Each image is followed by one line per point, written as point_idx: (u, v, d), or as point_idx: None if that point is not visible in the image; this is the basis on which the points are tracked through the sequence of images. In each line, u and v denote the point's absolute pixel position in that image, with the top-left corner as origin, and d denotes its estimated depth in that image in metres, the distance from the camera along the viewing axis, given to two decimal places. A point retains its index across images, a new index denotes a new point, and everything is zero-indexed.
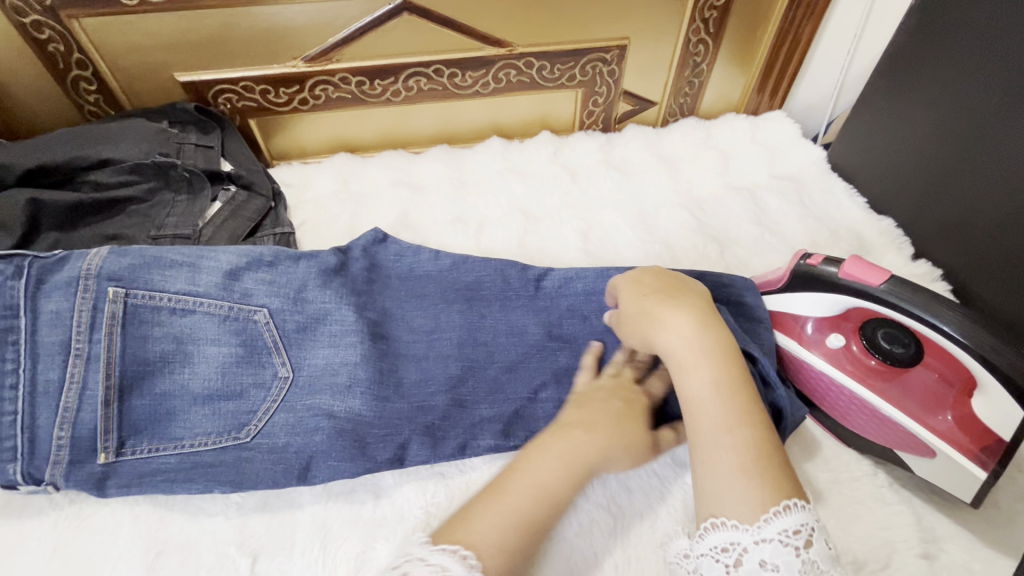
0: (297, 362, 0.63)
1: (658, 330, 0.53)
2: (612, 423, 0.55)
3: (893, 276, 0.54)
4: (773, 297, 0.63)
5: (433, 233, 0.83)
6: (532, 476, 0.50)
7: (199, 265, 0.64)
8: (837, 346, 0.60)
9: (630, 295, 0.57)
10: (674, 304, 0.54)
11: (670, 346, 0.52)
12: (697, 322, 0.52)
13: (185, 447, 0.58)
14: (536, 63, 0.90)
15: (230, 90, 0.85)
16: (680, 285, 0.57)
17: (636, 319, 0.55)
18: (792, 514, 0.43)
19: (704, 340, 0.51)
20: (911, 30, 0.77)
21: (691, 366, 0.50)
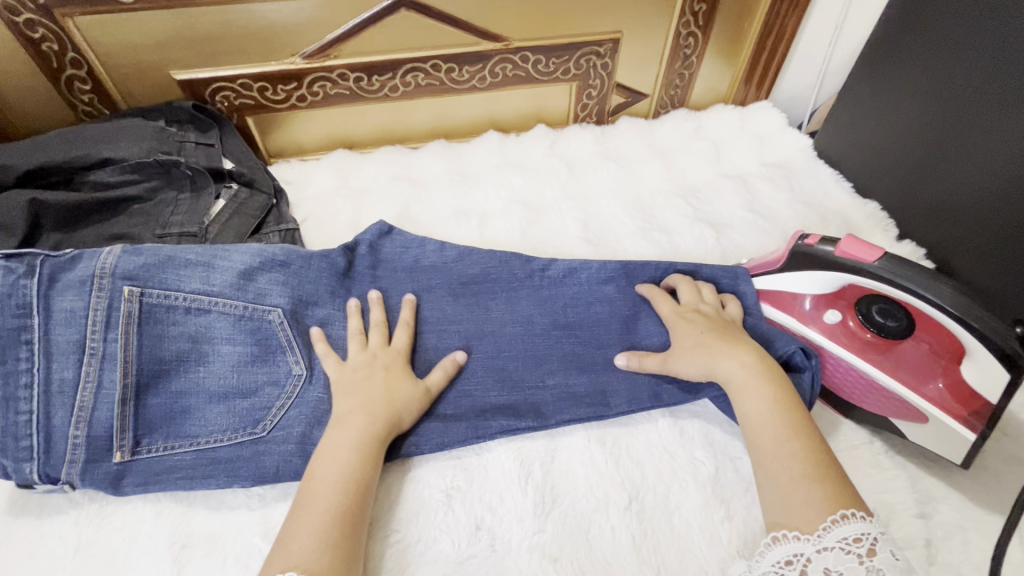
0: (312, 360, 0.64)
1: (717, 360, 0.58)
2: (379, 395, 0.59)
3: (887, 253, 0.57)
4: (772, 278, 0.66)
5: (436, 226, 0.84)
6: (328, 473, 0.53)
7: (213, 264, 0.64)
8: (834, 322, 0.64)
9: (683, 334, 0.62)
10: (730, 337, 0.59)
11: (733, 375, 0.57)
12: (754, 352, 0.58)
13: (200, 444, 0.59)
14: (532, 57, 0.91)
15: (228, 87, 0.84)
16: (728, 323, 0.62)
17: (693, 349, 0.60)
18: (849, 522, 0.45)
19: (759, 367, 0.57)
20: (892, 20, 0.80)
21: (752, 389, 0.55)
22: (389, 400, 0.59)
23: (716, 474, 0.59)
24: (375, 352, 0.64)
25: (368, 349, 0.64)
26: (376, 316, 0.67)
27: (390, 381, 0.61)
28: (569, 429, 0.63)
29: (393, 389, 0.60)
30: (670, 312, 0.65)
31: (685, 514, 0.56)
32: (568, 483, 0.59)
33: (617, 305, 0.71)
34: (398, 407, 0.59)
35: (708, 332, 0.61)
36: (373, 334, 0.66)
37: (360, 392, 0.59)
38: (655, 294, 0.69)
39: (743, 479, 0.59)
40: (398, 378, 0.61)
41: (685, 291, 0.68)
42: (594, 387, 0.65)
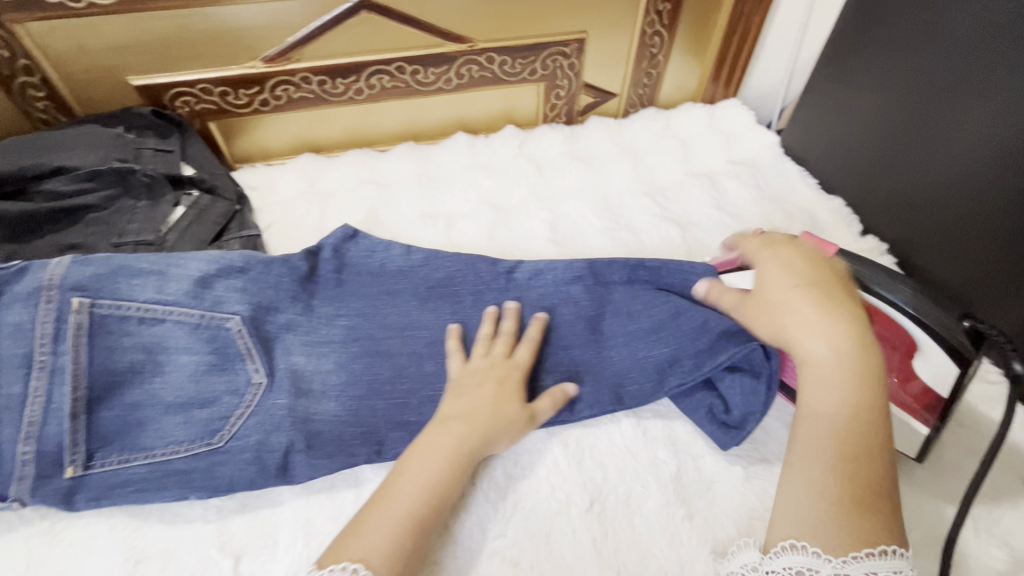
0: (272, 368, 0.63)
1: (810, 335, 0.51)
2: (484, 408, 0.58)
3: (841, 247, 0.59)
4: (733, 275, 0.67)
5: (403, 230, 0.83)
6: (415, 476, 0.53)
7: (167, 272, 0.63)
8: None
9: (775, 281, 0.55)
10: (832, 311, 0.51)
11: (819, 357, 0.50)
12: (855, 338, 0.50)
13: (156, 457, 0.57)
14: (497, 58, 0.91)
15: (188, 92, 0.83)
16: (836, 290, 0.53)
17: (786, 310, 0.53)
18: (886, 558, 0.44)
19: (854, 357, 0.50)
20: (851, 17, 0.81)
21: (833, 384, 0.49)
22: (493, 414, 0.58)
23: (678, 473, 0.59)
24: (495, 359, 0.63)
25: (490, 356, 0.63)
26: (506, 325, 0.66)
27: (500, 395, 0.59)
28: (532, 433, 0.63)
29: (499, 405, 0.58)
30: (775, 259, 0.57)
31: (645, 515, 0.56)
32: (531, 486, 0.59)
33: (585, 306, 0.69)
34: (496, 425, 0.57)
35: (807, 292, 0.53)
36: (498, 342, 0.64)
37: (465, 402, 0.58)
38: (751, 243, 0.61)
39: (704, 477, 0.59)
40: (509, 394, 0.59)
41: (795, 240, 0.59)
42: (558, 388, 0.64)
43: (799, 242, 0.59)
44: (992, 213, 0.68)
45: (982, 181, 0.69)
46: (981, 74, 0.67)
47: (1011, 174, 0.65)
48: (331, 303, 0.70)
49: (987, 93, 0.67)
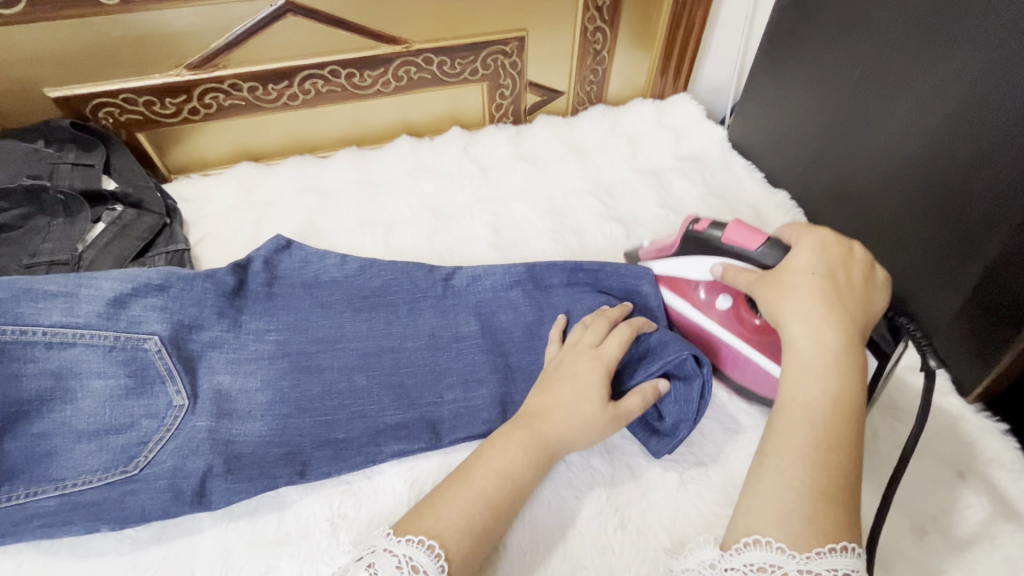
0: (195, 389, 0.61)
1: (803, 323, 0.47)
2: (564, 404, 0.55)
3: (776, 234, 0.56)
4: (668, 262, 0.66)
5: (341, 238, 0.81)
6: (495, 461, 0.51)
7: (77, 294, 0.61)
8: (726, 308, 0.62)
9: (796, 263, 0.51)
10: (836, 306, 0.47)
11: (806, 347, 0.47)
12: (846, 337, 0.46)
13: (66, 488, 0.55)
14: (435, 59, 0.89)
15: (111, 103, 0.80)
16: (851, 289, 0.49)
17: (787, 292, 0.49)
18: (847, 555, 0.39)
19: (839, 355, 0.46)
20: (785, 10, 0.81)
21: (818, 375, 0.45)
22: (572, 412, 0.54)
23: (612, 482, 0.58)
24: (584, 350, 0.59)
25: (577, 346, 0.60)
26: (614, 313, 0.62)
27: (579, 390, 0.55)
28: (464, 446, 0.62)
29: (578, 403, 0.55)
30: (811, 240, 0.52)
31: (578, 526, 0.55)
32: None
33: (522, 312, 0.70)
34: (572, 429, 0.54)
35: (817, 282, 0.49)
36: (590, 331, 0.60)
37: (548, 395, 0.56)
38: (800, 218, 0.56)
39: (640, 484, 0.58)
40: (591, 392, 0.55)
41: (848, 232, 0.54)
42: (491, 398, 0.64)
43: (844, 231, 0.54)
44: (921, 203, 0.68)
45: (911, 170, 0.68)
46: (904, 63, 0.66)
47: (938, 161, 0.65)
48: (261, 318, 0.69)
49: (910, 82, 0.66)
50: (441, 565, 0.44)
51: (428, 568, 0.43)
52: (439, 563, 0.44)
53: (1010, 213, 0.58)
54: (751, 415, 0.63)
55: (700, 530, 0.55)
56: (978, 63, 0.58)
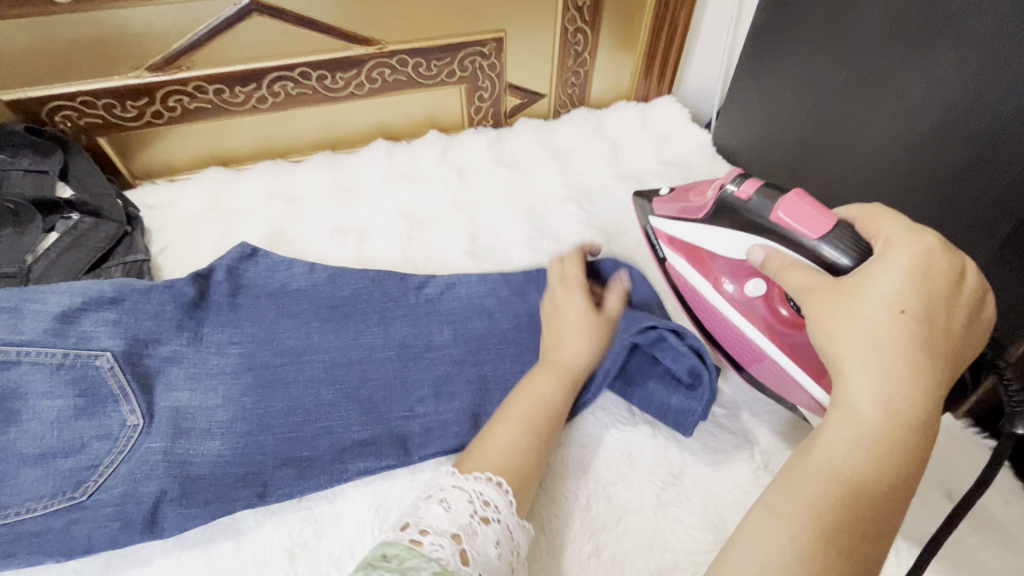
0: (150, 409, 0.58)
1: (871, 376, 0.38)
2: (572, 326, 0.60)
3: (844, 222, 0.48)
4: (692, 227, 0.60)
5: (312, 246, 0.78)
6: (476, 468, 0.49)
7: (21, 309, 0.58)
8: (757, 295, 0.56)
9: (883, 293, 0.40)
10: (922, 362, 0.38)
11: (867, 407, 0.38)
12: (925, 407, 0.37)
13: (7, 517, 0.51)
14: (410, 60, 0.86)
15: (68, 106, 0.76)
16: (947, 339, 0.39)
17: (858, 330, 0.40)
18: None
19: (905, 426, 0.37)
20: (768, 10, 0.79)
21: (873, 448, 0.37)
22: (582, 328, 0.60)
23: (587, 506, 0.55)
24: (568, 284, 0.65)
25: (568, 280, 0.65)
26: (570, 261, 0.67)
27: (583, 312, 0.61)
28: (433, 463, 0.59)
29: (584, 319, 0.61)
30: (904, 261, 0.41)
31: (552, 554, 0.52)
32: None
33: (497, 319, 0.68)
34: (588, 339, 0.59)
35: (905, 322, 0.39)
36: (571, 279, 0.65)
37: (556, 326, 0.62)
38: (896, 228, 0.44)
39: (617, 508, 0.55)
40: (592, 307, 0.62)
41: (964, 257, 0.42)
42: (462, 412, 0.61)
43: (956, 254, 0.42)
44: (913, 210, 0.66)
45: (899, 176, 0.66)
46: (891, 64, 0.64)
47: (932, 166, 0.62)
48: (223, 330, 0.66)
49: (895, 86, 0.65)
50: (509, 500, 0.45)
51: (498, 502, 0.44)
52: (507, 498, 0.45)
53: (1000, 222, 0.56)
54: (734, 434, 0.61)
55: (680, 557, 0.52)
56: (966, 68, 0.57)
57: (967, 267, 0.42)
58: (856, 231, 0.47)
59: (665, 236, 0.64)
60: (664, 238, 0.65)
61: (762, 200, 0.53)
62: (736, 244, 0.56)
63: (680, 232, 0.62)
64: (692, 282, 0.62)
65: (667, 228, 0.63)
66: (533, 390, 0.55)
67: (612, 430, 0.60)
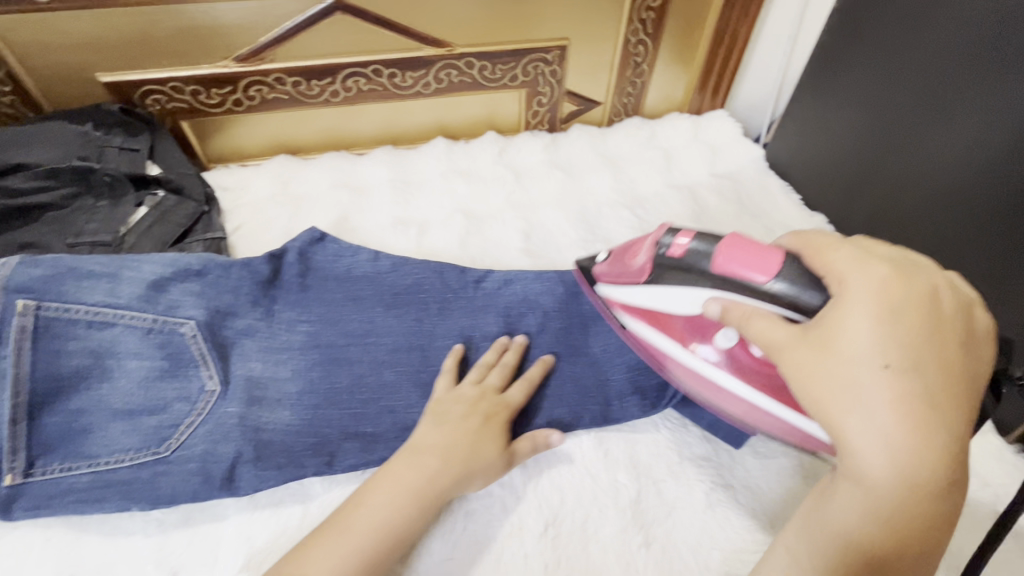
0: (226, 376, 0.62)
1: (876, 442, 0.39)
2: (462, 445, 0.55)
3: (787, 259, 0.49)
4: (641, 291, 0.57)
5: (375, 236, 0.82)
6: (372, 511, 0.51)
7: (120, 275, 0.62)
8: (728, 345, 0.54)
9: (861, 352, 0.40)
10: (918, 414, 0.38)
11: (879, 475, 0.38)
12: (934, 460, 0.38)
13: (99, 465, 0.56)
14: (477, 63, 0.89)
15: (158, 90, 0.82)
16: (938, 381, 0.39)
17: (848, 393, 0.40)
18: None
19: (920, 483, 0.38)
20: (833, 31, 0.80)
21: (886, 512, 0.38)
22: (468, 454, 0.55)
23: (638, 499, 0.57)
24: (484, 392, 0.60)
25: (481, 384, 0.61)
26: (531, 371, 0.63)
27: (483, 433, 0.56)
28: None
29: (478, 444, 0.56)
30: (874, 306, 0.41)
31: (602, 541, 0.55)
32: (484, 506, 0.56)
33: (552, 315, 0.70)
34: (474, 467, 0.55)
35: (891, 377, 0.39)
36: (494, 371, 0.62)
37: (448, 432, 0.56)
38: (846, 262, 0.45)
39: (666, 503, 0.57)
40: (494, 432, 0.57)
41: (923, 275, 0.43)
42: None
43: (918, 281, 0.43)
44: (971, 242, 0.66)
45: (957, 208, 0.67)
46: (959, 93, 0.65)
47: (995, 199, 0.63)
48: (293, 308, 0.69)
49: (957, 115, 0.66)
50: None
51: None
52: None
53: None
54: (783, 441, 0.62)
55: (727, 555, 0.54)
56: None
57: (935, 293, 0.43)
58: (804, 273, 0.47)
59: (618, 304, 0.61)
60: (618, 307, 0.61)
61: (699, 250, 0.52)
62: (688, 299, 0.54)
63: (630, 298, 0.59)
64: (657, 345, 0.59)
65: (618, 296, 0.60)
66: (375, 490, 0.52)
67: (662, 429, 0.63)
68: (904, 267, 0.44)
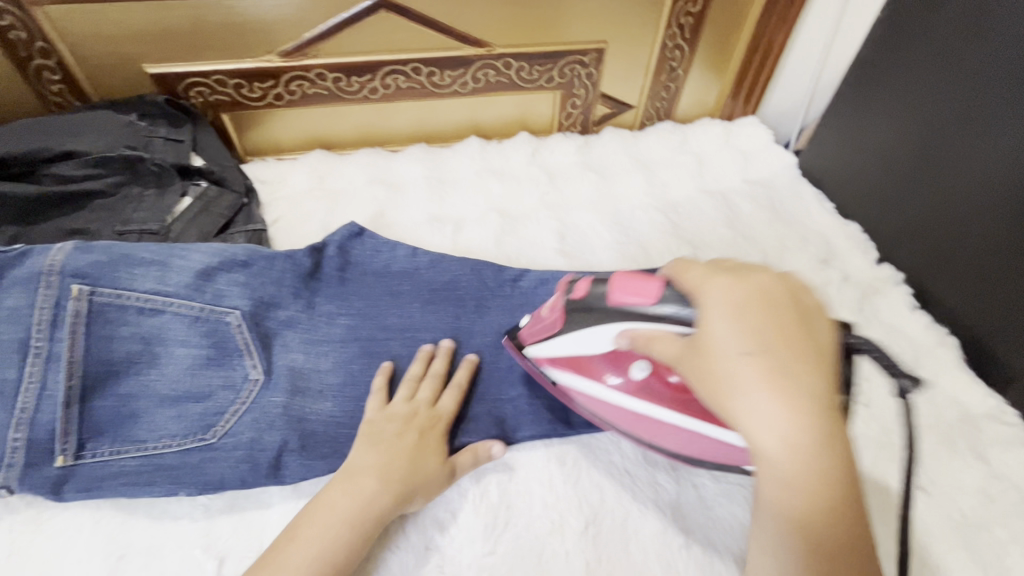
0: (269, 365, 0.62)
1: (763, 424, 0.37)
2: (397, 462, 0.54)
3: (668, 281, 0.48)
4: (559, 341, 0.57)
5: (412, 232, 0.83)
6: (309, 543, 0.49)
7: (169, 263, 0.63)
8: (644, 374, 0.53)
9: (724, 343, 0.39)
10: (791, 391, 0.37)
11: (778, 455, 0.37)
12: (819, 431, 0.36)
13: (147, 450, 0.57)
14: (515, 64, 0.90)
15: (202, 82, 0.83)
16: (795, 353, 0.38)
17: (726, 385, 0.38)
18: None
19: (822, 454, 0.36)
20: (878, 40, 0.80)
21: (801, 487, 0.36)
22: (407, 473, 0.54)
23: (678, 501, 0.58)
24: (417, 411, 0.59)
25: (414, 400, 0.60)
26: (460, 375, 0.63)
27: (417, 450, 0.56)
28: (528, 444, 0.62)
29: (415, 463, 0.55)
30: (729, 300, 0.40)
31: (642, 541, 0.55)
32: (524, 503, 0.57)
33: None
34: (416, 483, 0.54)
35: (757, 362, 0.37)
36: (425, 386, 0.61)
37: (383, 453, 0.55)
38: (701, 272, 0.45)
39: (706, 505, 0.57)
40: (428, 446, 0.56)
41: (759, 269, 0.43)
42: (554, 400, 0.64)
43: (756, 275, 0.42)
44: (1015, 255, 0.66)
45: (1004, 220, 0.67)
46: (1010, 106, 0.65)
47: None
48: (333, 302, 0.69)
49: (1008, 126, 0.66)
50: None
51: None
52: None
53: None
54: None
55: None
56: None
57: (782, 278, 0.42)
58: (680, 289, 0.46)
59: (545, 360, 0.60)
60: (545, 364, 0.60)
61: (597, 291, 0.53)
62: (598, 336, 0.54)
63: (551, 350, 0.58)
64: (585, 389, 0.58)
65: (541, 352, 0.59)
66: (316, 516, 0.51)
67: None
68: (734, 268, 0.44)
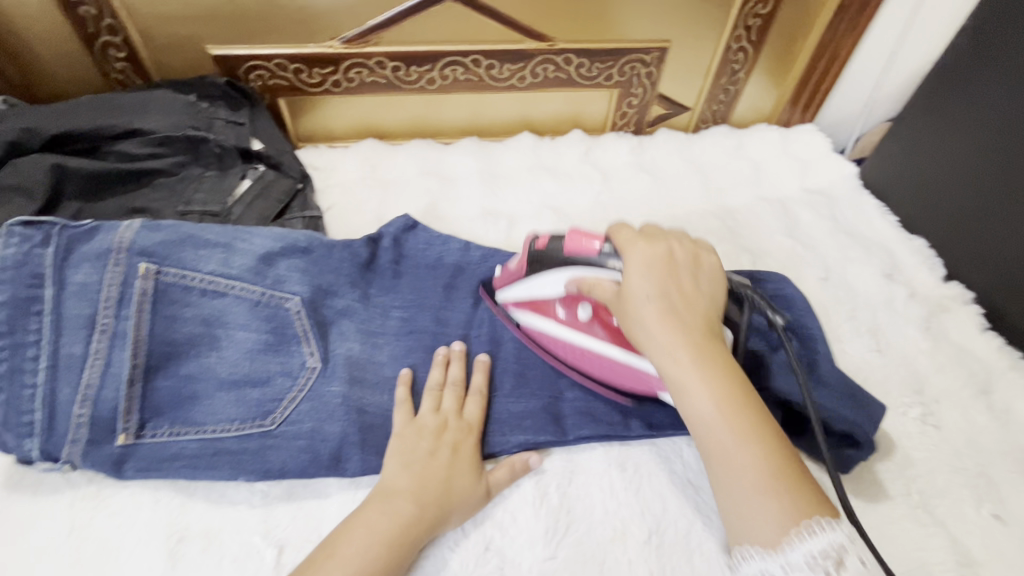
0: (327, 353, 0.62)
1: (665, 352, 0.47)
2: (432, 488, 0.52)
3: (606, 238, 0.55)
4: (522, 288, 0.62)
5: (464, 226, 0.82)
6: (346, 561, 0.47)
7: (233, 246, 0.62)
8: (589, 317, 0.59)
9: (633, 292, 0.49)
10: (678, 323, 0.48)
11: (679, 374, 0.46)
12: (698, 348, 0.47)
13: (206, 433, 0.56)
14: (575, 60, 0.89)
15: (263, 66, 0.82)
16: (679, 293, 0.49)
17: (637, 327, 0.49)
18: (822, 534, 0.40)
19: (709, 366, 0.46)
20: (961, 51, 0.78)
21: (700, 391, 0.46)
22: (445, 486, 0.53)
23: None
24: (446, 419, 0.58)
25: (441, 411, 0.58)
26: (480, 382, 0.61)
27: (453, 465, 0.54)
28: (585, 447, 0.60)
29: (451, 478, 0.54)
30: (637, 259, 0.50)
31: (708, 555, 0.53)
32: (585, 508, 0.56)
33: None
34: (450, 505, 0.52)
35: (654, 305, 0.48)
36: (448, 394, 0.60)
37: (419, 472, 0.53)
38: (625, 235, 0.53)
39: None
40: (465, 463, 0.55)
41: (667, 236, 0.53)
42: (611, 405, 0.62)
43: (659, 242, 0.52)
44: None
45: None
46: None
47: None
48: (387, 293, 0.68)
49: None
50: None
51: None
52: None
53: None
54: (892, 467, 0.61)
55: None
56: None
57: (678, 242, 0.53)
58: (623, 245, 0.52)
59: (511, 304, 0.65)
60: (512, 307, 0.65)
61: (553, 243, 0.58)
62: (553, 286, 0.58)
63: (515, 295, 0.63)
64: (542, 330, 0.63)
65: (507, 296, 0.64)
66: (356, 523, 0.50)
67: None
68: (655, 234, 0.53)
